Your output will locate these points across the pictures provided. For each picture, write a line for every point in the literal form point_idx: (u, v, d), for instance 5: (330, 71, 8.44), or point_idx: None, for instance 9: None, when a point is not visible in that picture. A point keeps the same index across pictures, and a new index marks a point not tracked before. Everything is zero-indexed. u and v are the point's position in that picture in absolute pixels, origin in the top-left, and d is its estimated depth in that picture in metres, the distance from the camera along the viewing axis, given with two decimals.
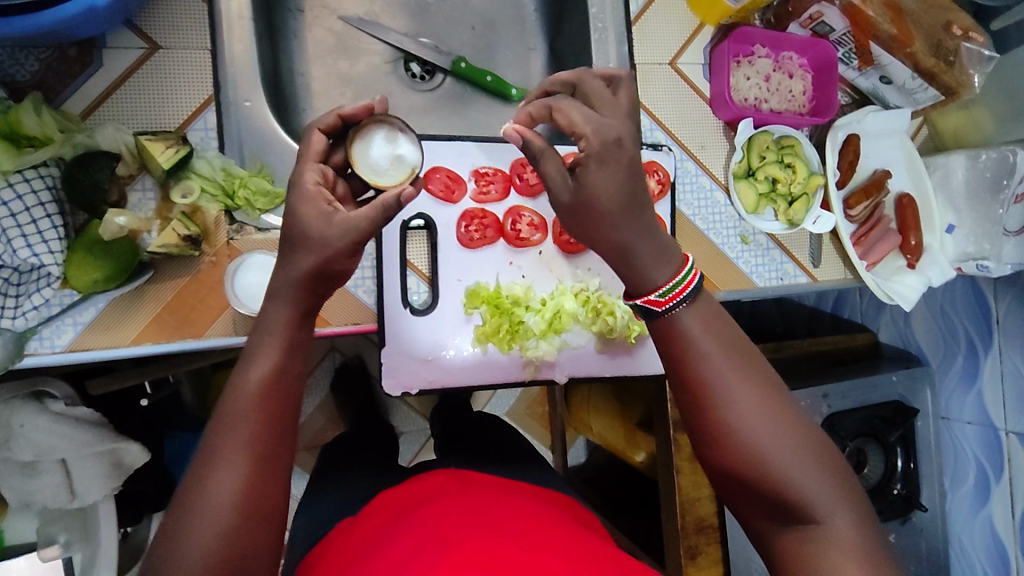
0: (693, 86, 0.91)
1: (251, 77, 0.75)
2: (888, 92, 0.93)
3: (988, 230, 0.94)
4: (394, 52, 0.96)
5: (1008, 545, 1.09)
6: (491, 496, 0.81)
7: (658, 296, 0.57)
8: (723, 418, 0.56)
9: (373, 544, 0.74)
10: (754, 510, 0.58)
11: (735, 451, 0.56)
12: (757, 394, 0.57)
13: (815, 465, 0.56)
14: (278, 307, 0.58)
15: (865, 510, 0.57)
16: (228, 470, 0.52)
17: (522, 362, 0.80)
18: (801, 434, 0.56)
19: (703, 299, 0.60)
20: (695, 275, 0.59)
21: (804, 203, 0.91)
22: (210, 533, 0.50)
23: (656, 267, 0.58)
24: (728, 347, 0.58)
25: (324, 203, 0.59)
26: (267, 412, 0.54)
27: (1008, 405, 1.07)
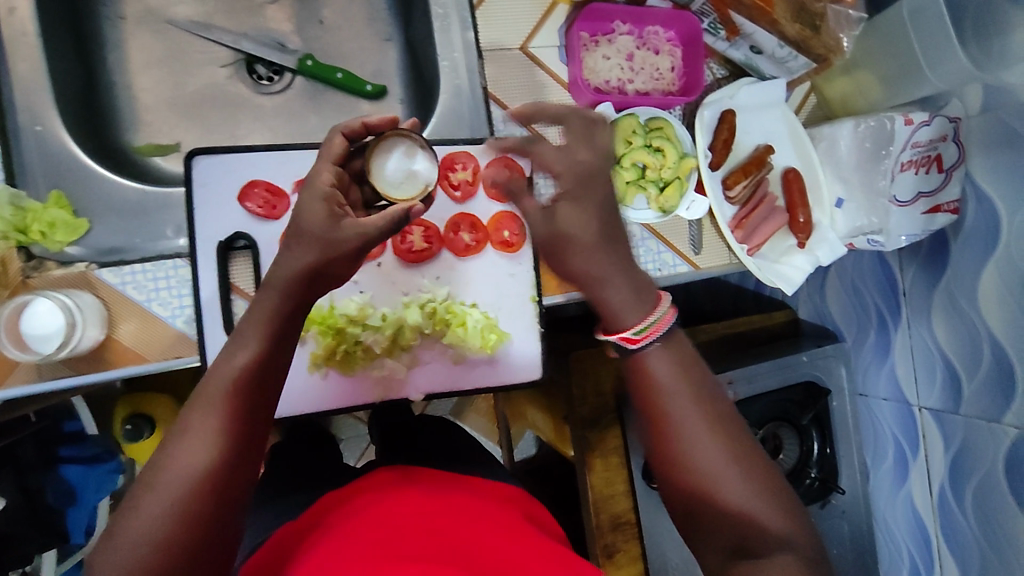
0: (548, 71, 0.84)
1: (46, 100, 0.71)
2: (762, 64, 0.87)
3: (874, 202, 0.90)
4: (234, 54, 0.88)
5: (928, 521, 1.05)
6: (436, 496, 0.73)
7: (631, 334, 0.55)
8: (683, 457, 0.54)
9: (294, 549, 0.66)
10: (709, 553, 0.54)
11: (691, 486, 0.53)
12: (721, 435, 0.54)
13: (777, 513, 0.52)
14: (263, 297, 0.55)
15: (824, 561, 0.53)
16: (193, 454, 0.50)
17: (371, 382, 0.76)
18: (761, 477, 0.53)
19: (674, 332, 0.57)
20: (671, 315, 0.56)
21: (677, 188, 0.85)
22: (161, 514, 0.48)
23: (633, 305, 0.56)
24: (695, 388, 0.55)
25: (335, 205, 0.56)
26: (235, 405, 0.52)
27: (920, 380, 1.03)
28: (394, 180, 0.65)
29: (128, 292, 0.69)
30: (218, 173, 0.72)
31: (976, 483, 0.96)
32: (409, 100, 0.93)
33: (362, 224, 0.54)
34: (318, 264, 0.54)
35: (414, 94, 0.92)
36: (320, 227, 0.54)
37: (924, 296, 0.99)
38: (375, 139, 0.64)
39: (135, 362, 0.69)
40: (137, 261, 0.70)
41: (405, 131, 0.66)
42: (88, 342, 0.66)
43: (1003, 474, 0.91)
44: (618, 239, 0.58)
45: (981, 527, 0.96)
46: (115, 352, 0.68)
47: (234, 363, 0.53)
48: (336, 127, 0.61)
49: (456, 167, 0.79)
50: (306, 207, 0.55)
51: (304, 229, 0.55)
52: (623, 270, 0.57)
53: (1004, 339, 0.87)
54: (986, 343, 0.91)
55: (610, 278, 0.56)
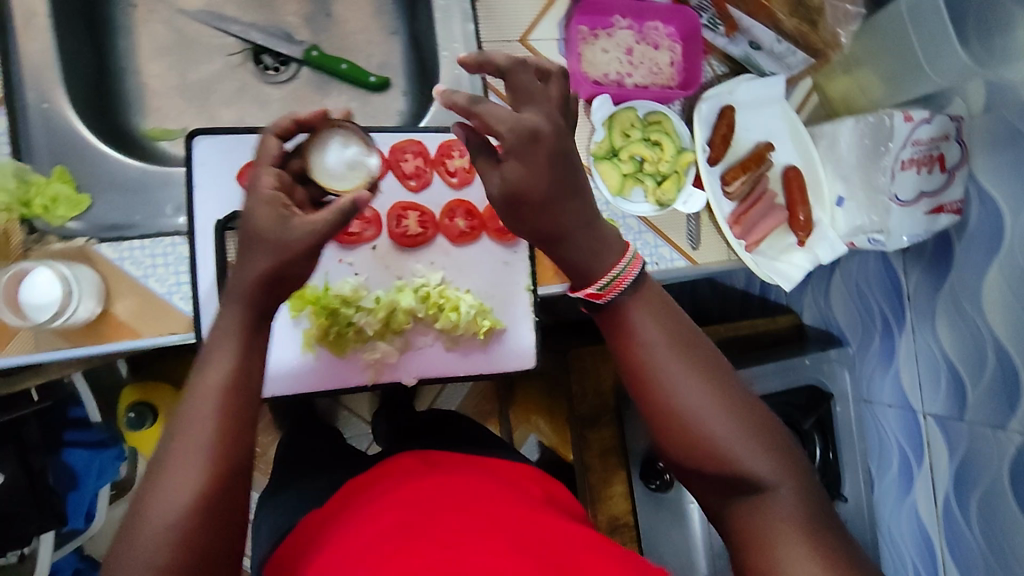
0: (547, 63, 0.84)
1: (52, 78, 0.73)
2: (762, 60, 0.87)
3: (875, 200, 0.88)
4: (242, 43, 0.90)
5: (932, 534, 1.03)
6: (457, 475, 0.75)
7: (596, 290, 0.55)
8: (671, 408, 0.54)
9: (328, 534, 0.68)
10: (706, 492, 0.56)
11: (681, 435, 0.54)
12: (706, 380, 0.54)
13: (760, 446, 0.54)
14: (232, 308, 0.53)
15: (812, 490, 0.55)
16: (184, 475, 0.48)
17: (363, 365, 0.76)
18: (746, 411, 0.55)
19: (643, 282, 0.57)
20: (638, 263, 0.56)
21: (674, 182, 0.86)
22: (161, 537, 0.47)
23: (591, 259, 0.56)
24: (670, 333, 0.56)
25: (280, 207, 0.54)
26: (226, 416, 0.51)
27: (923, 385, 1.01)
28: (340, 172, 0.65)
29: (125, 267, 0.70)
30: (218, 153, 0.73)
31: (980, 492, 0.93)
32: (412, 92, 0.94)
33: (311, 220, 0.53)
34: (276, 268, 0.53)
35: (418, 86, 0.93)
36: (272, 229, 0.53)
37: (928, 300, 0.97)
38: (311, 134, 0.63)
39: (129, 337, 0.70)
40: (135, 238, 0.71)
41: (341, 122, 0.67)
42: (84, 315, 0.67)
43: (1008, 485, 0.89)
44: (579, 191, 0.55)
45: (984, 537, 0.94)
46: (110, 326, 0.69)
47: (211, 374, 0.52)
48: (267, 129, 0.58)
49: (405, 156, 0.78)
50: (251, 210, 0.53)
51: (255, 233, 0.53)
52: (581, 225, 0.55)
53: (1009, 343, 0.86)
54: (990, 347, 0.89)
55: (573, 234, 0.55)
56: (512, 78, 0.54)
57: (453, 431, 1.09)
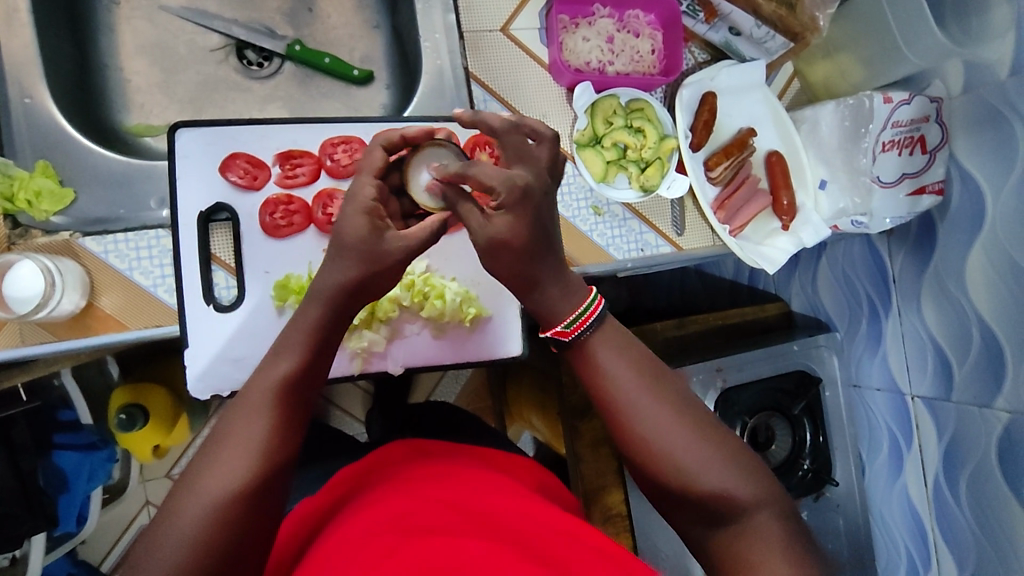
0: (529, 52, 0.85)
1: (34, 74, 0.73)
2: (741, 45, 0.88)
3: (858, 182, 0.89)
4: (224, 39, 0.91)
5: (923, 515, 1.03)
6: (446, 467, 0.76)
7: (562, 328, 0.58)
8: (643, 439, 0.56)
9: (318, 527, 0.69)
10: (686, 521, 0.57)
11: (655, 464, 0.56)
12: (674, 411, 0.57)
13: (733, 471, 0.55)
14: (309, 309, 0.58)
15: (789, 509, 0.56)
16: (236, 463, 0.51)
17: (348, 355, 0.76)
18: (718, 440, 0.56)
19: (605, 319, 0.60)
20: (599, 304, 0.59)
21: (657, 168, 0.86)
22: (200, 513, 0.49)
23: (561, 302, 0.58)
24: (637, 369, 0.58)
25: (377, 220, 0.56)
26: (283, 410, 0.55)
27: (911, 368, 1.01)
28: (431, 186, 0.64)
29: (110, 261, 0.70)
30: (199, 145, 0.73)
31: (969, 472, 0.94)
32: (395, 85, 0.94)
33: (406, 237, 0.57)
34: (361, 278, 0.56)
35: (400, 79, 0.94)
36: (364, 239, 0.55)
37: (913, 282, 0.98)
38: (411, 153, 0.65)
39: (116, 329, 0.70)
40: (120, 230, 0.71)
41: (441, 141, 0.68)
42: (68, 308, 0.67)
43: (997, 463, 0.89)
44: (550, 246, 0.57)
45: (976, 518, 0.94)
46: (96, 320, 0.70)
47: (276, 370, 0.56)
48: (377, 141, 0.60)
49: (335, 150, 0.76)
50: (348, 220, 0.56)
51: (347, 242, 0.55)
52: (551, 273, 0.58)
53: (994, 322, 0.86)
54: (975, 327, 0.89)
55: (541, 283, 0.58)
56: (505, 140, 0.55)
57: (448, 426, 1.08)
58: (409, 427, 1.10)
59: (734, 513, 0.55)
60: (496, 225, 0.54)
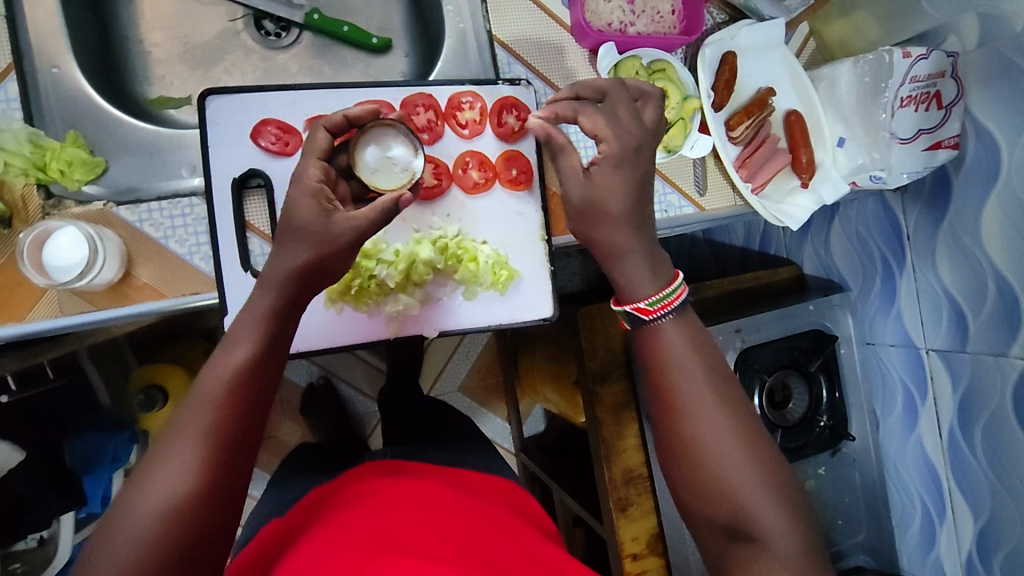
0: (551, 14, 0.85)
1: (60, 43, 0.72)
2: (762, 6, 0.88)
3: (875, 138, 0.90)
4: (242, 9, 0.90)
5: (938, 466, 1.06)
6: (443, 509, 0.82)
7: (647, 304, 0.60)
8: (694, 436, 0.57)
9: (325, 541, 0.74)
10: (709, 533, 0.58)
11: (698, 464, 0.56)
12: (731, 417, 0.57)
13: (770, 493, 0.55)
14: (260, 295, 0.59)
15: (819, 551, 0.56)
16: (180, 456, 0.51)
17: (384, 318, 0.77)
18: (762, 462, 0.56)
19: (686, 311, 0.61)
20: (686, 290, 0.61)
21: (680, 129, 0.87)
22: (147, 509, 0.50)
23: (646, 279, 0.61)
24: (708, 369, 0.59)
25: (324, 201, 0.61)
26: (226, 403, 0.54)
27: (926, 322, 1.03)
28: (377, 168, 0.72)
29: (144, 230, 0.70)
30: (229, 113, 0.73)
31: (985, 420, 0.97)
32: (414, 53, 0.94)
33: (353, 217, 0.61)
34: (315, 260, 0.59)
35: (420, 47, 0.94)
36: (314, 221, 0.60)
37: (928, 237, 1.00)
38: (359, 130, 0.71)
39: (153, 298, 0.70)
40: (153, 199, 0.71)
41: (392, 121, 0.74)
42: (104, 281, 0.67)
43: (1012, 410, 0.92)
44: (644, 220, 0.64)
45: (991, 464, 0.97)
46: (134, 289, 0.69)
47: (228, 359, 0.56)
48: (319, 122, 0.66)
49: (417, 110, 0.79)
50: (296, 203, 0.61)
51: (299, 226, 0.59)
52: (642, 248, 0.62)
53: (1009, 272, 0.88)
54: (990, 278, 0.92)
55: (626, 253, 0.62)
56: (614, 99, 0.67)
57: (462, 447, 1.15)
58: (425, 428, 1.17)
59: (758, 536, 0.54)
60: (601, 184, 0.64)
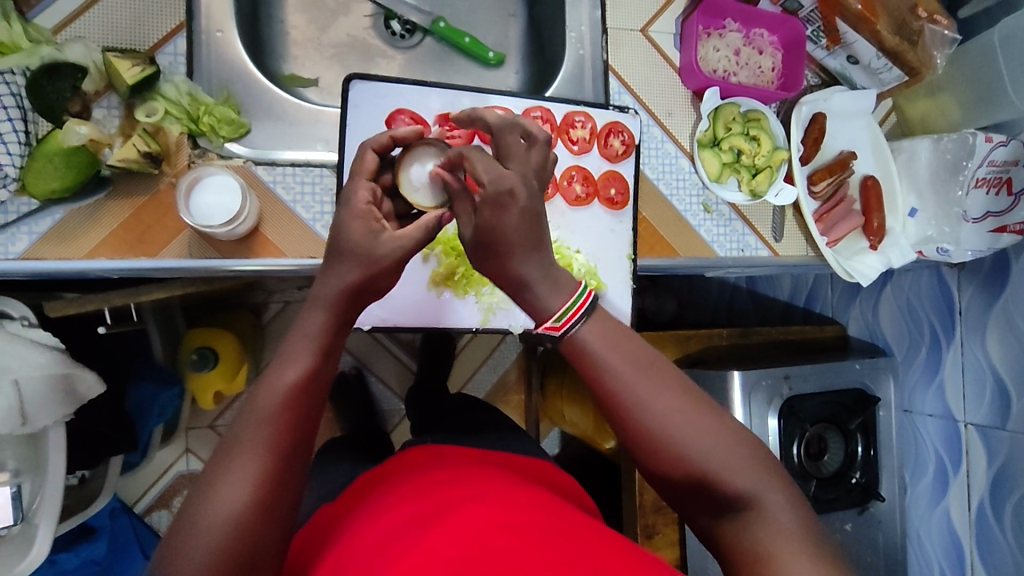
0: (664, 55, 0.92)
1: (226, 9, 0.78)
2: (856, 74, 0.96)
3: (948, 213, 0.95)
4: (376, 8, 0.97)
5: (963, 539, 1.09)
6: (499, 481, 0.79)
7: (553, 322, 0.51)
8: (648, 432, 0.50)
9: (383, 519, 0.73)
10: (695, 515, 0.54)
11: (660, 459, 0.51)
12: (678, 401, 0.51)
13: (740, 458, 0.51)
14: (310, 315, 0.54)
15: (800, 495, 0.53)
16: (237, 473, 0.48)
17: (478, 308, 0.81)
18: (723, 429, 0.51)
19: (596, 307, 0.52)
20: (591, 292, 0.52)
21: (767, 176, 0.92)
22: (210, 533, 0.47)
23: (551, 291, 0.52)
24: (635, 355, 0.51)
25: (372, 221, 0.54)
26: (288, 417, 0.50)
27: (968, 396, 1.08)
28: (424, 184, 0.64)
29: (277, 191, 0.75)
30: (369, 97, 0.79)
31: (1017, 498, 1.00)
32: (524, 71, 1.01)
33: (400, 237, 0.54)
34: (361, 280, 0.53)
35: (531, 67, 1.00)
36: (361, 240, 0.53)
37: (980, 315, 1.04)
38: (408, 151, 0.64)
39: (273, 256, 0.75)
40: (287, 164, 0.76)
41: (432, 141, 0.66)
42: (238, 232, 0.72)
43: None
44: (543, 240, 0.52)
45: (1018, 542, 1.00)
46: (258, 245, 0.75)
47: (285, 372, 0.51)
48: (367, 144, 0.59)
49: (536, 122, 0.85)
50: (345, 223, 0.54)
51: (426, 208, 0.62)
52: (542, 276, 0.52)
53: None
54: None
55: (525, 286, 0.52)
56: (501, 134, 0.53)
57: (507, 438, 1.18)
58: (469, 428, 1.21)
59: (743, 505, 0.51)
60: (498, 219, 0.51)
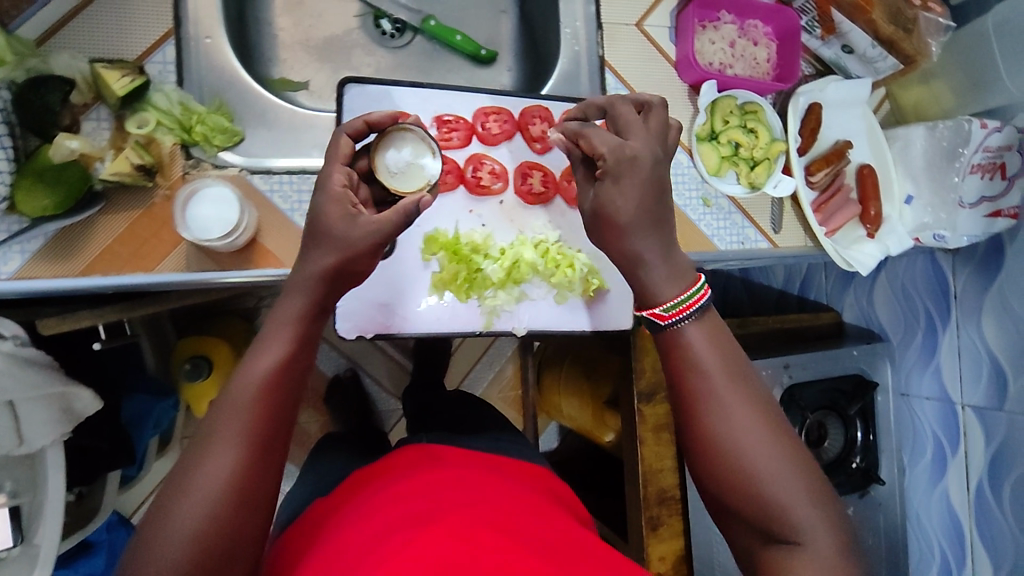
0: (659, 49, 0.91)
1: (214, 16, 0.76)
2: (850, 63, 0.96)
3: (945, 200, 0.96)
4: (364, 7, 0.95)
5: (962, 518, 1.11)
6: (491, 486, 0.78)
7: (662, 310, 0.58)
8: (721, 436, 0.55)
9: (377, 521, 0.71)
10: (743, 532, 0.57)
11: (726, 467, 0.55)
12: (759, 417, 0.56)
13: (804, 490, 0.54)
14: (288, 300, 0.56)
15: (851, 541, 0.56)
16: (220, 456, 0.49)
17: (480, 312, 0.80)
18: (793, 458, 0.55)
19: (708, 314, 0.59)
20: (706, 293, 0.59)
21: (765, 168, 0.92)
22: (193, 514, 0.48)
23: (666, 281, 0.58)
24: (730, 367, 0.57)
25: (349, 205, 0.58)
26: (265, 405, 0.52)
27: (965, 378, 1.09)
28: (397, 170, 0.71)
29: (274, 201, 0.74)
30: (364, 101, 0.78)
31: (1015, 477, 1.01)
32: (517, 69, 1.00)
33: (376, 222, 0.57)
34: (340, 264, 0.56)
35: (524, 64, 0.99)
36: (337, 224, 0.57)
37: (977, 298, 1.06)
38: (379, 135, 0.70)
39: (273, 266, 0.73)
40: (283, 172, 0.75)
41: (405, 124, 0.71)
42: (237, 243, 0.70)
43: None
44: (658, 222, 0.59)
45: (1017, 521, 1.01)
46: (258, 254, 0.73)
47: (260, 361, 0.53)
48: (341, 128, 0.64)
49: (533, 121, 0.83)
50: (324, 208, 0.58)
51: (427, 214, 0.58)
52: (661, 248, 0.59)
53: None
54: None
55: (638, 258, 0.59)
56: (615, 109, 0.64)
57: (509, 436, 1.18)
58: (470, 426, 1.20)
59: (793, 534, 0.54)
60: (609, 194, 0.59)
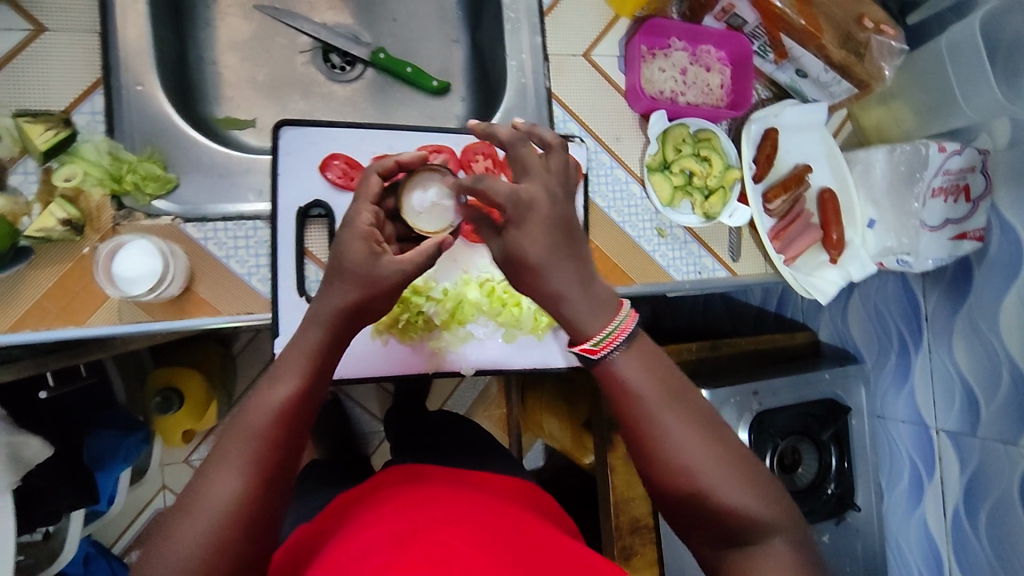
0: (608, 78, 0.90)
1: (146, 62, 0.75)
2: (806, 86, 0.94)
3: (906, 224, 0.94)
4: (312, 42, 0.95)
5: (940, 544, 1.08)
6: (481, 499, 0.75)
7: (591, 344, 0.53)
8: (675, 458, 0.52)
9: (351, 538, 0.66)
10: (711, 549, 0.54)
11: (686, 488, 0.52)
12: (708, 434, 0.52)
13: (766, 498, 0.52)
14: (308, 332, 0.56)
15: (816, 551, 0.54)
16: (224, 480, 0.48)
17: (427, 352, 0.79)
18: (750, 468, 0.53)
19: (636, 336, 0.54)
20: (633, 318, 0.54)
21: (720, 197, 0.90)
22: (199, 534, 0.46)
23: (592, 313, 0.53)
24: (665, 386, 0.53)
25: (373, 243, 0.58)
26: (275, 435, 0.51)
27: (937, 402, 1.06)
28: (423, 212, 0.72)
29: (209, 248, 0.73)
30: (301, 143, 0.77)
31: (990, 504, 0.99)
32: (470, 98, 0.98)
33: (401, 262, 0.57)
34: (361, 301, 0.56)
35: (476, 94, 0.98)
36: (362, 263, 0.56)
37: (946, 322, 1.03)
38: (408, 176, 0.71)
39: (208, 314, 0.73)
40: (218, 219, 0.74)
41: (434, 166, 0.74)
42: (171, 291, 0.70)
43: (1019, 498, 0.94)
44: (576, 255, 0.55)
45: (993, 549, 0.99)
46: (194, 304, 0.72)
47: (277, 389, 0.52)
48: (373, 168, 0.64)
49: (476, 158, 0.83)
50: (347, 245, 0.57)
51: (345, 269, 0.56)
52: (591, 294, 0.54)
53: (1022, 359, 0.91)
54: (1004, 364, 0.94)
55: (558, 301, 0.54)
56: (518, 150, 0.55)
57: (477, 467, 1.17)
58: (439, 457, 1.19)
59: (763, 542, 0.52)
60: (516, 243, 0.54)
